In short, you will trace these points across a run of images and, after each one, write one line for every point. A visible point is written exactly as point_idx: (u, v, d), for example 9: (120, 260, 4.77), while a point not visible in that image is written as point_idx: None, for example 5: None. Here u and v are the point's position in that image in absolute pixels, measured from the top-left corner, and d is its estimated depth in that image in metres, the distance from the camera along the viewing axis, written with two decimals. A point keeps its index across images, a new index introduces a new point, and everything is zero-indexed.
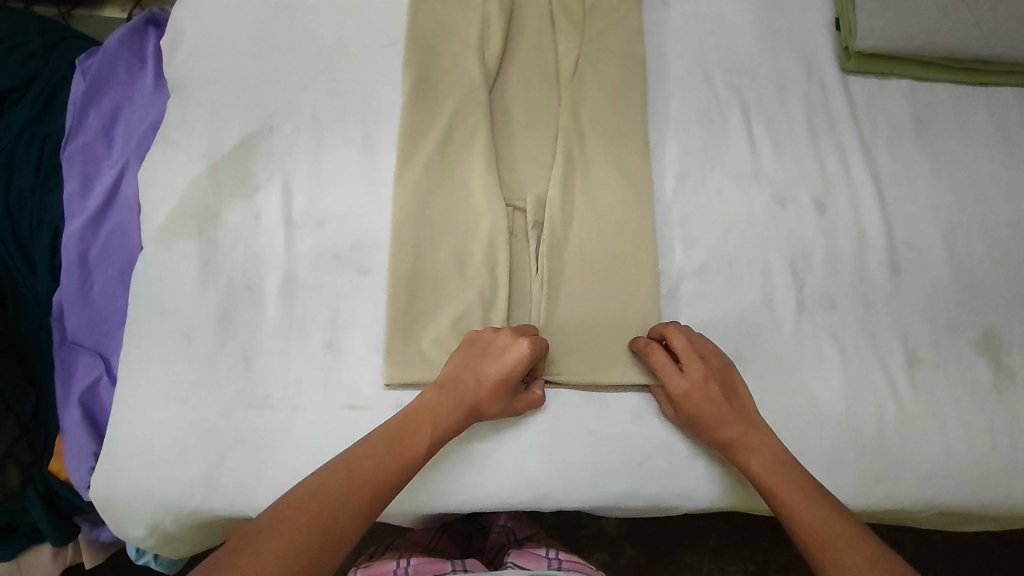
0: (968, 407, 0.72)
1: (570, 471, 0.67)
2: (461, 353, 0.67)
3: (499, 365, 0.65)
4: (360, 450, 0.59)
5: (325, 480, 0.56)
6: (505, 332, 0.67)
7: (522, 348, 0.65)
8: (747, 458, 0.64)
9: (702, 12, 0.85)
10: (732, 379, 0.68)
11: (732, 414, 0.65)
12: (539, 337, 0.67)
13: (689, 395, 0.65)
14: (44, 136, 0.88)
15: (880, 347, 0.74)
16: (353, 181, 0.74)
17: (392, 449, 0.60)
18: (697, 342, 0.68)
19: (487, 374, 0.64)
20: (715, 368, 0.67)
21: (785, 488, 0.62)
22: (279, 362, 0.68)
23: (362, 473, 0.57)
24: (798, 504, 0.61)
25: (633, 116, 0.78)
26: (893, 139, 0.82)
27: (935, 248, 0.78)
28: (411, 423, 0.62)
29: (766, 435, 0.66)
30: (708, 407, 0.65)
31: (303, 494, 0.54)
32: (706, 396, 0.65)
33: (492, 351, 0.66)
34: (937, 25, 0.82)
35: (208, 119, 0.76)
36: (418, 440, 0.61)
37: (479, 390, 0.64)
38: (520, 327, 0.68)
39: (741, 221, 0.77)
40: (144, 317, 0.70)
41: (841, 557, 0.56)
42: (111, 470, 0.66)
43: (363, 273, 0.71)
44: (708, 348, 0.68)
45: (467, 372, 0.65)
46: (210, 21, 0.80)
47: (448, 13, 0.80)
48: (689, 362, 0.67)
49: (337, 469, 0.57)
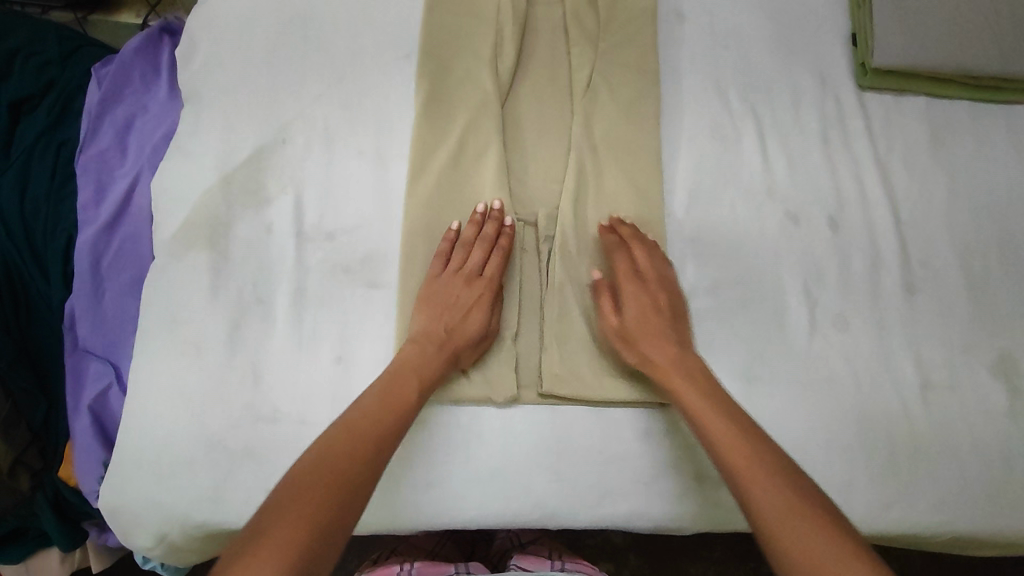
0: (982, 431, 0.71)
1: (577, 490, 0.67)
2: (425, 310, 0.67)
3: (464, 308, 0.67)
4: (356, 410, 0.59)
5: (331, 442, 0.56)
6: (460, 276, 0.68)
7: (478, 289, 0.68)
8: (671, 373, 0.64)
9: (717, 27, 0.84)
10: (676, 292, 0.70)
11: (669, 330, 0.67)
12: (493, 269, 0.69)
13: (641, 298, 0.68)
14: (58, 144, 0.88)
15: (893, 368, 0.73)
16: (362, 194, 0.74)
17: (390, 403, 0.60)
18: (657, 261, 0.71)
19: (453, 323, 0.66)
20: (668, 284, 0.70)
21: (709, 411, 0.61)
22: (289, 376, 0.68)
23: (362, 431, 0.57)
24: (711, 419, 0.60)
25: (646, 130, 0.78)
26: (909, 157, 0.81)
27: (951, 268, 0.77)
28: (397, 376, 0.62)
29: (694, 358, 0.66)
30: (652, 316, 0.67)
31: (312, 463, 0.54)
32: (650, 300, 0.68)
33: (452, 301, 0.67)
34: (957, 42, 0.81)
35: (221, 130, 0.76)
36: (410, 390, 0.62)
37: (455, 340, 0.66)
38: (471, 258, 0.69)
39: (754, 239, 0.76)
40: (154, 328, 0.70)
41: (752, 474, 0.55)
42: (119, 481, 0.67)
43: (372, 286, 0.71)
44: (660, 264, 0.71)
45: (438, 324, 0.66)
46: (225, 31, 0.80)
47: (462, 26, 0.80)
48: (648, 274, 0.69)
49: (338, 431, 0.57)
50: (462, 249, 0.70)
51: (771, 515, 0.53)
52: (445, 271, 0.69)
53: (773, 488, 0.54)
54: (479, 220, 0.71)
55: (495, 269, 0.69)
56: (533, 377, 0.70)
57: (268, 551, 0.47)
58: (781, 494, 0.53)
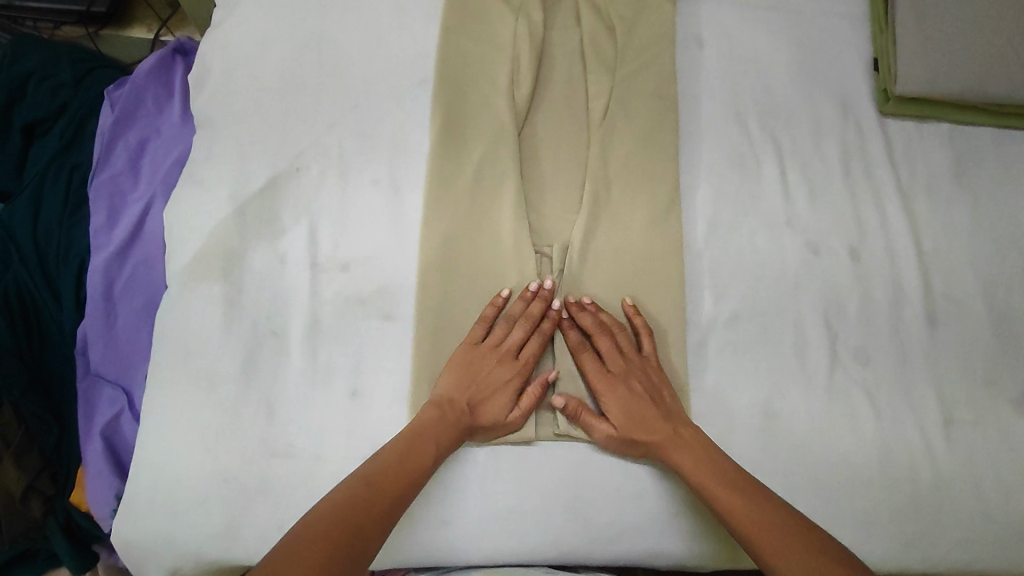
0: (1007, 469, 0.70)
1: (595, 526, 0.66)
2: (456, 374, 0.67)
3: (490, 387, 0.67)
4: (373, 464, 0.60)
5: (346, 495, 0.56)
6: (496, 353, 0.68)
7: (506, 374, 0.67)
8: (684, 459, 0.63)
9: (736, 51, 0.83)
10: (654, 377, 0.68)
11: (656, 414, 0.66)
12: (529, 353, 0.68)
13: (619, 396, 0.67)
14: (71, 167, 0.88)
15: (915, 403, 0.72)
16: (377, 225, 0.73)
17: (405, 464, 0.61)
18: (621, 340, 0.70)
19: (479, 401, 0.66)
20: (644, 366, 0.69)
21: (724, 492, 0.60)
22: (303, 410, 0.68)
23: (381, 487, 0.58)
24: (734, 500, 0.59)
25: (665, 161, 0.77)
26: (932, 185, 0.80)
27: (974, 300, 0.76)
28: (418, 438, 0.62)
29: (697, 434, 0.65)
30: (633, 405, 0.66)
31: (329, 514, 0.54)
32: (628, 395, 0.67)
33: (482, 375, 0.67)
34: (982, 69, 0.80)
35: (235, 159, 0.75)
36: (428, 454, 0.62)
37: (478, 419, 0.65)
38: (509, 339, 0.68)
39: (774, 270, 0.75)
40: (168, 362, 0.69)
41: None
42: (132, 516, 0.66)
43: (387, 318, 0.70)
44: (624, 343, 0.69)
45: (464, 395, 0.66)
46: (239, 57, 0.79)
47: (478, 53, 0.79)
48: (615, 362, 0.68)
49: (356, 485, 0.58)
50: (505, 322, 0.69)
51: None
52: (482, 341, 0.68)
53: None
54: (529, 297, 0.70)
55: (530, 352, 0.68)
56: (550, 414, 0.69)
57: None
58: None
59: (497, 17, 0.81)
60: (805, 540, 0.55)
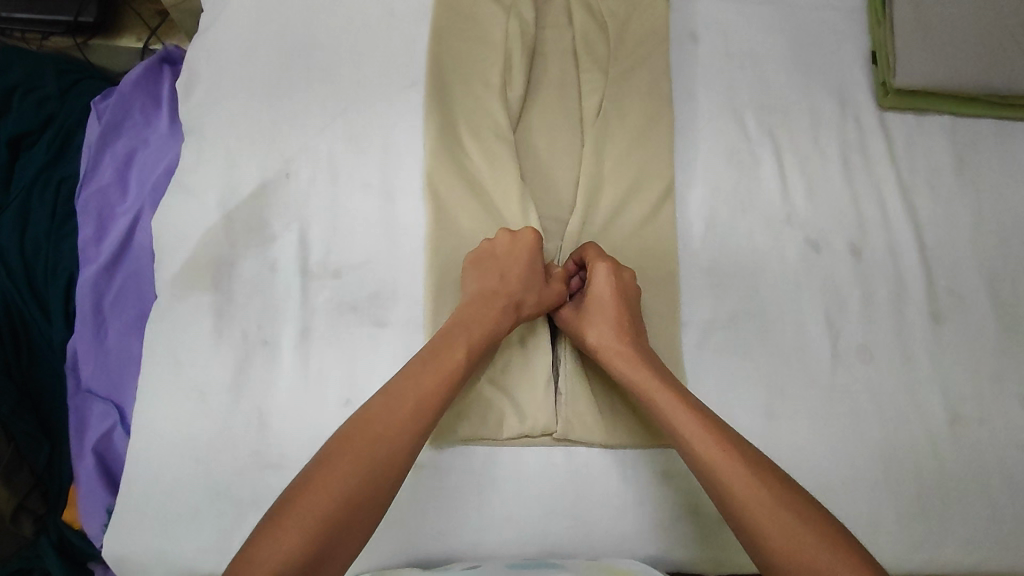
0: (1013, 468, 0.69)
1: (593, 533, 0.64)
2: (477, 270, 0.68)
3: (516, 263, 0.68)
4: (402, 374, 0.60)
5: (371, 409, 0.57)
6: (503, 238, 0.69)
7: (524, 252, 0.68)
8: (657, 396, 0.61)
9: (732, 46, 0.82)
10: (631, 291, 0.68)
11: (632, 329, 0.67)
12: (534, 235, 0.70)
13: (603, 309, 0.67)
14: (58, 182, 0.86)
15: (921, 402, 0.70)
16: (369, 228, 0.72)
17: (435, 368, 0.60)
18: (609, 261, 0.69)
19: (510, 272, 0.67)
20: (621, 282, 0.68)
21: (701, 442, 0.57)
22: (294, 421, 0.66)
23: (401, 400, 0.58)
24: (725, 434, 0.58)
25: (660, 159, 0.75)
26: (933, 180, 0.78)
27: (978, 296, 0.74)
28: (447, 342, 0.62)
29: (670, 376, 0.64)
30: (617, 321, 0.66)
31: (349, 435, 0.55)
32: (603, 291, 0.67)
33: (502, 259, 0.68)
34: (981, 61, 0.79)
35: (224, 165, 0.74)
36: (459, 355, 0.61)
37: (517, 291, 0.67)
38: (501, 233, 0.69)
39: (773, 267, 0.74)
40: (157, 373, 0.68)
41: (779, 528, 0.52)
42: (120, 532, 0.64)
43: (381, 325, 0.69)
44: (609, 259, 0.69)
45: (492, 284, 0.67)
46: (227, 62, 0.78)
47: (470, 53, 0.78)
48: (597, 276, 0.68)
49: (381, 399, 0.58)
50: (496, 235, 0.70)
51: (782, 544, 0.51)
52: (491, 240, 0.69)
53: (790, 532, 0.51)
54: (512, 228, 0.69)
55: (530, 237, 0.69)
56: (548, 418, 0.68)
57: (287, 532, 0.50)
58: (813, 535, 0.51)
59: (489, 16, 0.79)
60: (780, 486, 0.54)
